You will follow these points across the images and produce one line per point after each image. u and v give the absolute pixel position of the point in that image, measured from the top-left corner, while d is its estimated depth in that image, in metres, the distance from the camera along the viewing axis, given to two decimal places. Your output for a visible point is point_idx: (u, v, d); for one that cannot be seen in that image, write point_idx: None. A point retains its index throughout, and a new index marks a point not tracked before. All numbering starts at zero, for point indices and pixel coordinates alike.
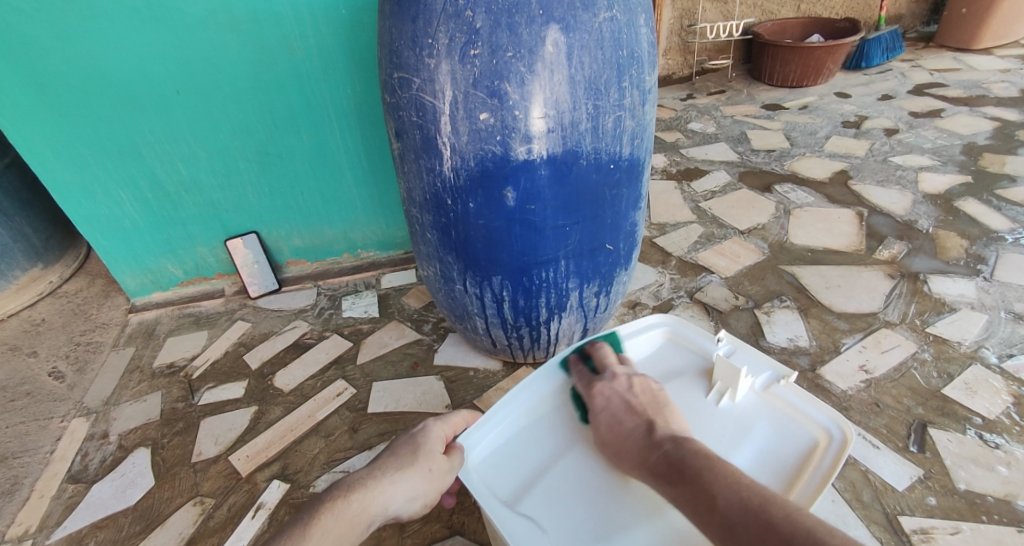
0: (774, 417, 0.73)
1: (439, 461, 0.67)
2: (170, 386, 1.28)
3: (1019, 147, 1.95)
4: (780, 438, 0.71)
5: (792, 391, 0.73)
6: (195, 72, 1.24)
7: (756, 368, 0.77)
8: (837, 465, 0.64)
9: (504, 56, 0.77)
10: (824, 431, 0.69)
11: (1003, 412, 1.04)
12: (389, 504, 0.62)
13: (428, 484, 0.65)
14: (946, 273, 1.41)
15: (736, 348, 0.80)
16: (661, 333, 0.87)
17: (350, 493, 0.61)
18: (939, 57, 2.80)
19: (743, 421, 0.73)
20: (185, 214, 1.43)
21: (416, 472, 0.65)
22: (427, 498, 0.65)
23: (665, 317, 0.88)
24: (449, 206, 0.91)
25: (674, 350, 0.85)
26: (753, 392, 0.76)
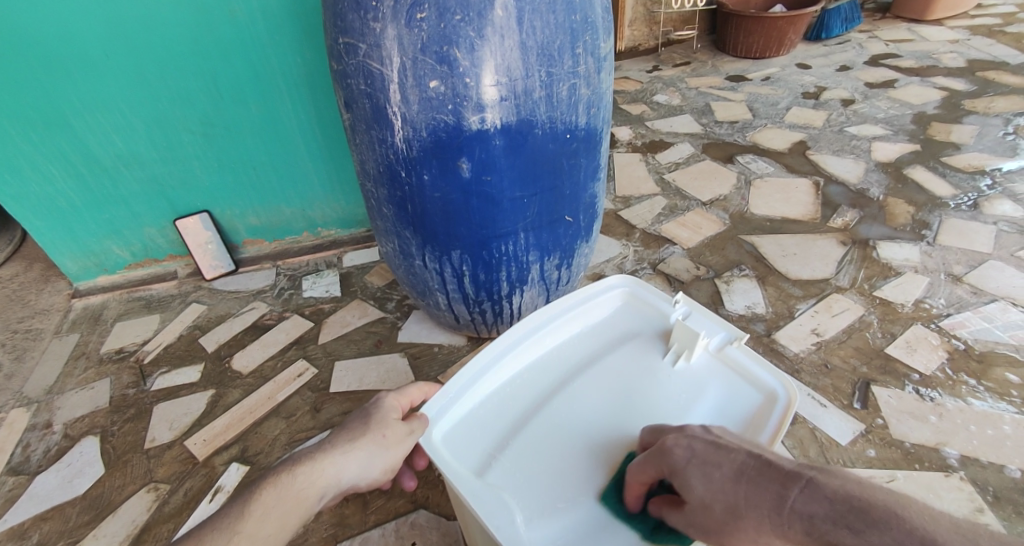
0: (727, 376, 0.74)
1: (393, 428, 0.66)
2: (120, 372, 1.23)
3: (965, 116, 2.01)
4: (732, 396, 0.73)
5: (743, 351, 0.75)
6: (127, 39, 1.16)
7: (709, 328, 0.78)
8: (785, 421, 0.67)
9: (452, 20, 0.74)
10: (772, 389, 0.71)
11: (938, 368, 1.09)
12: (342, 475, 0.62)
13: (382, 453, 0.64)
14: (894, 239, 1.46)
15: (692, 310, 0.80)
16: (619, 294, 0.87)
17: (295, 467, 0.60)
18: (895, 28, 2.85)
19: (697, 382, 0.75)
20: (127, 191, 1.36)
21: (369, 441, 0.64)
22: (384, 465, 0.65)
23: (624, 278, 0.88)
24: (404, 179, 0.88)
25: (632, 310, 0.86)
26: (707, 353, 0.77)
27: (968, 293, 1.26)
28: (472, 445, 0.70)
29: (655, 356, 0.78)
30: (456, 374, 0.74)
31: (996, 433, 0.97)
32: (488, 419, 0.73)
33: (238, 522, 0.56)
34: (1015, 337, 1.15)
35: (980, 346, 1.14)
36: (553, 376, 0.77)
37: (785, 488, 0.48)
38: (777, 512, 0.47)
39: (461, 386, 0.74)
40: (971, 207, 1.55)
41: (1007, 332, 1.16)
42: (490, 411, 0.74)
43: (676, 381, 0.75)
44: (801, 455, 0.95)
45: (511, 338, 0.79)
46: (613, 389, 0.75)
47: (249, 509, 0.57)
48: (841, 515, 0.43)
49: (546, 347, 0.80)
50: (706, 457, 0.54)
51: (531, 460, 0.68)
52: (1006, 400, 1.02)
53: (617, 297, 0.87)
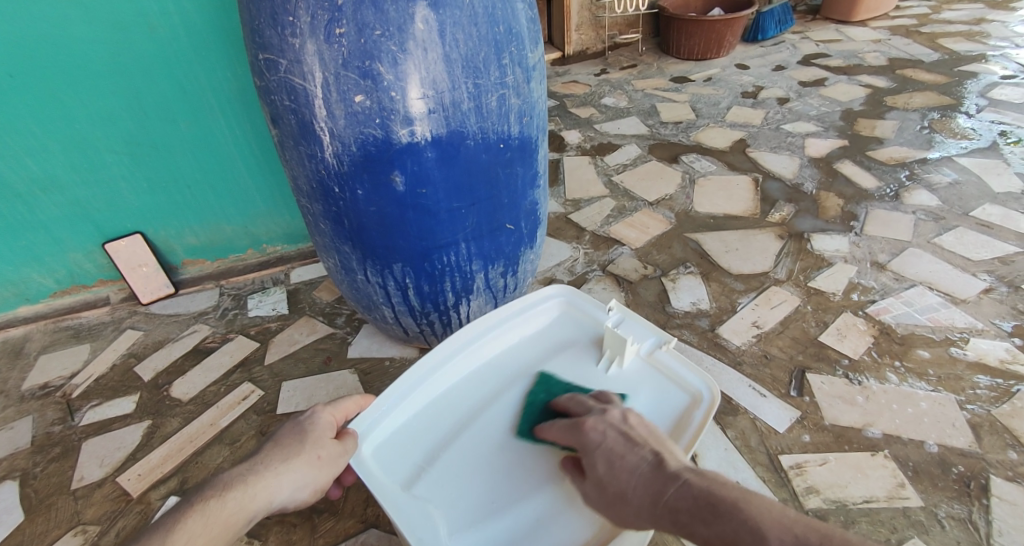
0: (657, 381, 0.78)
1: (329, 448, 0.67)
2: (45, 409, 1.17)
3: (886, 112, 2.13)
4: (659, 401, 0.76)
5: (671, 356, 0.80)
6: (36, 57, 1.11)
7: (641, 335, 0.83)
8: (706, 421, 0.70)
9: (372, 35, 0.74)
10: (698, 391, 0.75)
11: (866, 352, 1.15)
12: (274, 497, 0.61)
13: (316, 473, 0.65)
14: (826, 231, 1.53)
15: (625, 317, 0.86)
16: (558, 303, 0.91)
17: (226, 492, 0.59)
18: (824, 29, 3.00)
19: (630, 384, 0.79)
20: (46, 216, 1.29)
21: (304, 460, 0.64)
22: (315, 486, 0.65)
23: (560, 289, 0.92)
24: (338, 194, 0.87)
25: (570, 317, 0.90)
26: (638, 358, 0.81)
27: (891, 279, 1.34)
28: (405, 458, 0.73)
29: (589, 363, 0.82)
30: (389, 388, 0.77)
31: (916, 411, 1.03)
32: (421, 431, 0.76)
33: None
34: (933, 318, 1.22)
35: (903, 329, 1.20)
36: (488, 387, 0.80)
37: (665, 485, 0.55)
38: (653, 504, 0.55)
39: (394, 399, 0.77)
40: (893, 197, 1.65)
41: (926, 315, 1.23)
42: (423, 423, 0.76)
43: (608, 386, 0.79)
44: (742, 446, 0.98)
45: (446, 350, 0.82)
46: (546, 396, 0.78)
47: (173, 537, 0.55)
48: (699, 509, 0.51)
49: (483, 358, 0.84)
50: (616, 446, 0.61)
51: (461, 470, 0.71)
52: (925, 379, 1.09)
53: (557, 306, 0.91)
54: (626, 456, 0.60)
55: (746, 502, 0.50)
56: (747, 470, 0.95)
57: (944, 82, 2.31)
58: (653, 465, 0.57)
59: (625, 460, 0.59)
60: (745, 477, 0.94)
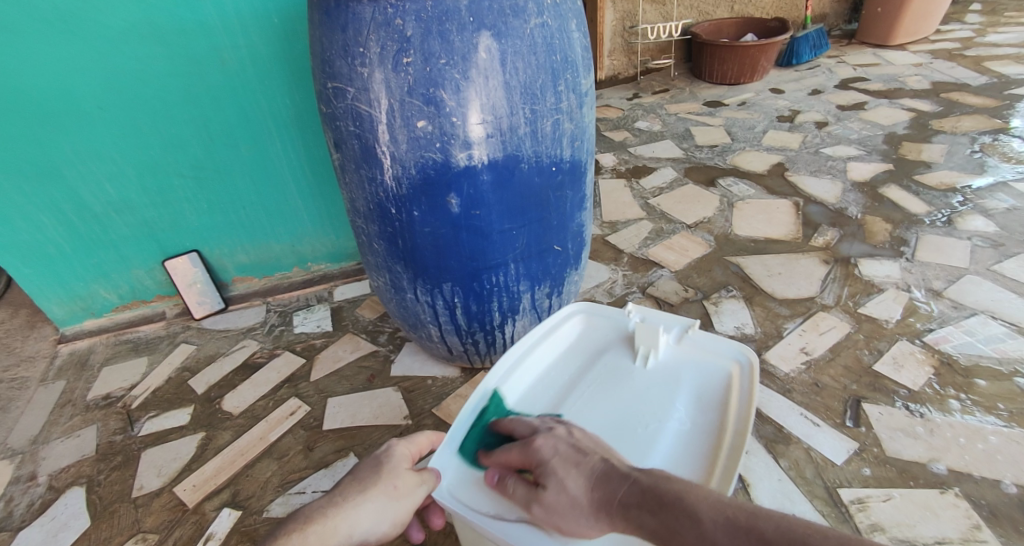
0: (693, 361, 0.85)
1: (403, 479, 0.69)
2: (107, 418, 1.21)
3: (933, 135, 2.08)
4: (704, 377, 0.82)
5: (698, 336, 0.86)
6: (119, 88, 1.19)
7: (666, 325, 0.89)
8: (754, 385, 0.77)
9: (437, 64, 0.77)
10: (734, 360, 0.83)
11: (926, 383, 1.11)
12: (355, 529, 0.64)
13: (391, 505, 0.66)
14: (874, 256, 1.50)
15: (646, 314, 0.91)
16: (577, 319, 0.95)
17: (308, 525, 0.61)
18: (861, 53, 2.97)
19: (671, 371, 0.84)
20: (117, 236, 1.36)
21: (380, 492, 0.66)
22: (395, 517, 0.67)
23: (576, 305, 0.97)
24: (394, 215, 0.90)
25: (591, 330, 0.94)
26: (670, 347, 0.87)
27: (948, 307, 1.29)
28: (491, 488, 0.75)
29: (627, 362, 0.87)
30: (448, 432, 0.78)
31: (986, 447, 0.98)
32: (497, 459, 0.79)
33: None
34: (997, 350, 1.17)
35: (965, 360, 1.16)
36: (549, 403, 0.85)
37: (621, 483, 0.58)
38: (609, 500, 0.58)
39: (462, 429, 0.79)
40: (945, 223, 1.60)
41: (989, 346, 1.18)
42: None
43: (652, 376, 0.84)
44: (797, 477, 0.96)
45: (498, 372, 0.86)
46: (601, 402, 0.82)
47: None
48: (645, 500, 0.55)
49: (524, 385, 0.87)
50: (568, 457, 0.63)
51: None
52: (994, 414, 1.04)
53: (576, 321, 0.95)
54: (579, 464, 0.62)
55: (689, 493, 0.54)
56: (805, 502, 0.92)
57: (992, 106, 2.25)
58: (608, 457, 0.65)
59: (579, 469, 0.62)
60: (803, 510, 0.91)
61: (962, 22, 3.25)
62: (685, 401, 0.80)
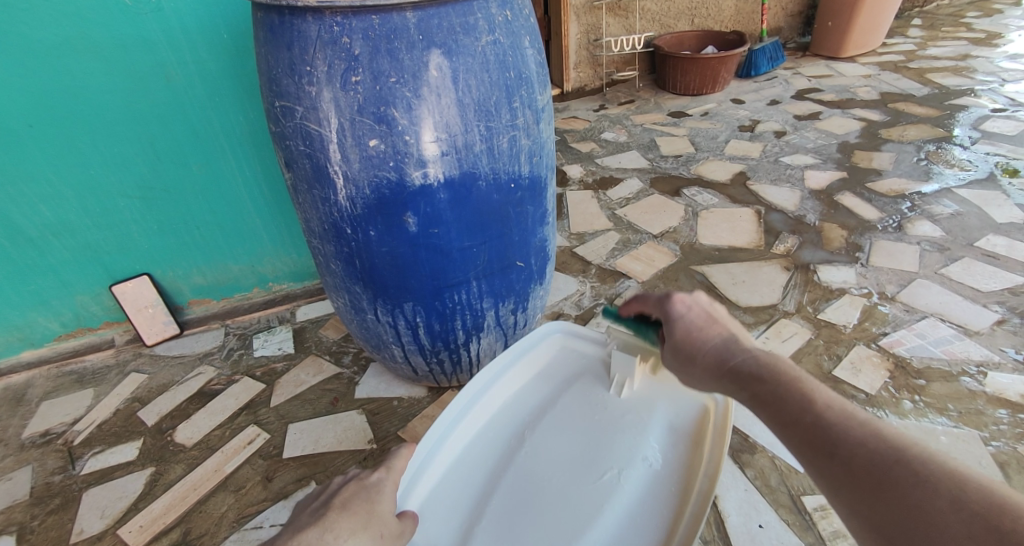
0: (669, 394, 0.86)
1: (388, 525, 0.67)
2: (45, 457, 1.15)
3: (882, 144, 2.16)
4: (676, 410, 0.84)
5: None
6: (54, 105, 1.14)
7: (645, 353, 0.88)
8: (727, 421, 0.79)
9: (387, 82, 0.75)
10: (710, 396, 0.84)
11: (883, 387, 1.13)
12: None
13: None
14: (832, 262, 1.53)
15: None
16: (555, 339, 0.96)
17: None
18: (815, 65, 3.07)
19: (644, 402, 0.85)
20: (56, 260, 1.29)
21: (366, 536, 0.65)
22: None
23: (557, 324, 0.97)
24: (350, 235, 0.87)
25: (569, 353, 0.95)
26: (647, 377, 0.88)
27: (901, 311, 1.33)
28: (449, 519, 0.75)
29: (602, 390, 0.88)
30: (415, 450, 0.78)
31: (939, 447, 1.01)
32: (458, 486, 0.78)
33: None
34: (947, 351, 1.21)
35: (918, 362, 1.19)
36: (515, 425, 0.85)
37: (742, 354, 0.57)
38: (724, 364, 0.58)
39: (426, 457, 0.79)
40: (896, 228, 1.65)
41: (940, 348, 1.22)
42: (460, 478, 0.79)
43: (623, 406, 0.85)
44: (763, 486, 0.96)
45: (467, 398, 0.85)
46: (569, 430, 0.83)
47: None
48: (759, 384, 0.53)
49: (496, 405, 0.87)
50: (700, 322, 0.63)
51: (506, 518, 0.74)
52: (945, 415, 1.07)
53: (553, 342, 0.96)
54: (702, 333, 0.62)
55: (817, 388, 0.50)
56: (770, 511, 0.92)
57: (936, 115, 2.35)
58: (722, 344, 0.60)
59: (703, 334, 0.62)
60: (769, 520, 0.91)
61: (906, 36, 3.40)
62: (656, 432, 0.81)
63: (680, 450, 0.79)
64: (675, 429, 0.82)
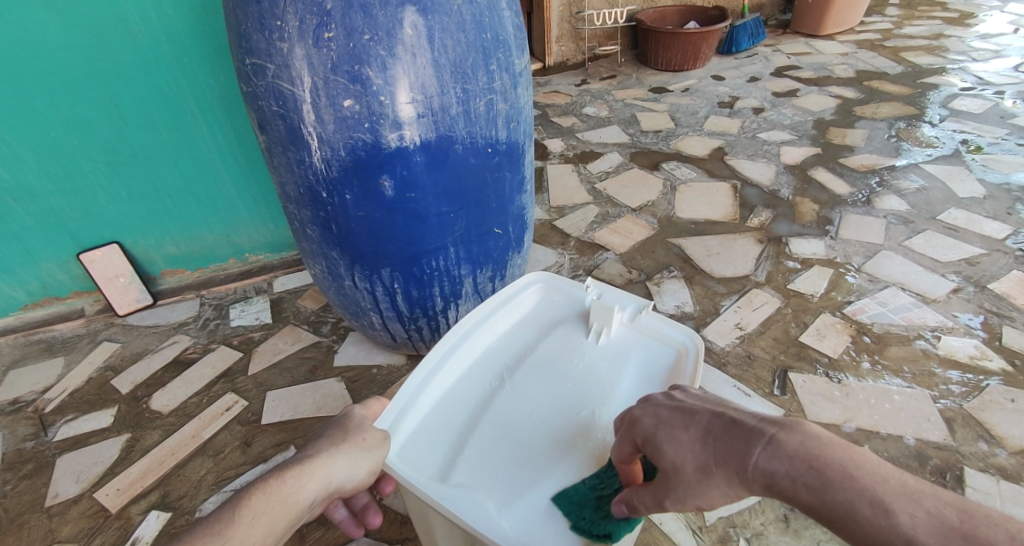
0: (644, 341, 0.83)
1: (373, 432, 0.66)
2: (16, 425, 1.13)
3: (856, 121, 2.20)
4: (651, 358, 0.81)
5: (652, 317, 0.84)
6: (10, 61, 1.09)
7: (622, 303, 0.87)
8: (699, 364, 0.76)
9: (361, 40, 0.74)
10: (682, 342, 0.81)
11: (845, 351, 1.18)
12: (331, 478, 0.61)
13: (366, 456, 0.64)
14: (803, 235, 1.57)
15: (603, 291, 0.90)
16: (537, 290, 0.94)
17: (284, 472, 0.59)
18: (794, 42, 3.09)
19: (621, 349, 0.83)
20: (19, 227, 1.26)
21: (351, 445, 0.64)
22: (372, 466, 0.65)
23: (538, 276, 0.95)
24: (326, 199, 0.87)
25: (549, 303, 0.92)
26: (623, 326, 0.86)
27: (866, 280, 1.38)
28: (430, 453, 0.72)
29: (580, 336, 0.86)
30: (399, 388, 0.76)
31: (892, 405, 1.06)
32: (439, 424, 0.75)
33: (228, 530, 0.53)
34: (907, 317, 1.26)
35: (879, 327, 1.24)
36: (498, 367, 0.82)
37: (749, 444, 0.45)
38: (741, 472, 0.45)
39: (408, 397, 0.76)
40: (865, 202, 1.70)
41: (899, 314, 1.27)
42: (442, 416, 0.76)
43: (601, 352, 0.83)
44: None
45: (451, 341, 0.83)
46: (552, 370, 0.80)
47: (240, 513, 0.54)
48: (800, 475, 0.42)
49: (477, 350, 0.84)
50: (675, 420, 0.51)
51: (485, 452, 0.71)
52: (900, 376, 1.12)
53: (535, 293, 0.93)
54: (691, 433, 0.49)
55: (858, 468, 0.41)
56: None
57: (909, 93, 2.39)
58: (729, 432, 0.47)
59: (689, 432, 0.50)
60: None
61: (883, 14, 3.43)
62: (634, 374, 0.79)
63: (653, 393, 0.77)
64: (652, 372, 0.79)
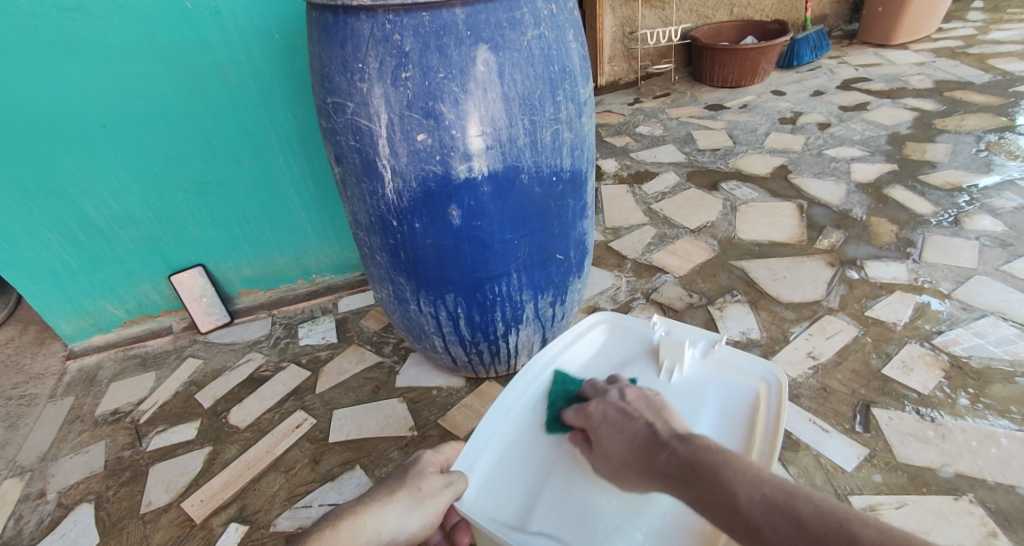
0: (719, 378, 0.81)
1: (428, 481, 0.67)
2: (115, 434, 1.22)
3: (937, 135, 2.08)
4: (729, 396, 0.79)
5: (725, 353, 0.82)
6: (122, 104, 1.20)
7: (692, 339, 0.85)
8: (782, 407, 0.74)
9: (436, 78, 0.77)
10: (762, 379, 0.79)
11: (936, 387, 1.10)
12: (381, 528, 0.62)
13: (417, 507, 0.65)
14: (880, 257, 1.49)
15: (671, 327, 0.88)
16: (602, 328, 0.93)
17: (338, 522, 0.61)
18: (862, 53, 2.96)
19: (696, 386, 0.81)
20: (122, 250, 1.37)
21: (405, 493, 0.65)
22: (423, 519, 0.65)
23: (603, 314, 0.94)
24: (396, 227, 0.90)
25: (616, 341, 0.92)
26: (696, 361, 0.84)
27: (957, 309, 1.28)
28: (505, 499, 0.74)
29: (653, 373, 0.84)
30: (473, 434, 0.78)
31: (999, 451, 0.97)
32: (512, 470, 0.77)
33: None
34: (1009, 352, 1.16)
35: (976, 362, 1.15)
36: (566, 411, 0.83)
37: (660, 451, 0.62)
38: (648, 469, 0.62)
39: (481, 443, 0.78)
40: (951, 223, 1.59)
41: (1000, 348, 1.17)
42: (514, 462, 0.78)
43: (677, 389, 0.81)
44: (808, 484, 0.95)
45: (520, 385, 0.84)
46: None
47: None
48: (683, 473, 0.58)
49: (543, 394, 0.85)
50: (616, 421, 0.70)
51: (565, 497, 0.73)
52: (1007, 417, 1.03)
53: (600, 332, 0.93)
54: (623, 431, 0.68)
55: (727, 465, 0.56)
56: None
57: (996, 104, 2.24)
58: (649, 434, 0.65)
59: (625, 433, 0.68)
60: None
61: (962, 21, 3.24)
62: (711, 413, 0.78)
63: (734, 434, 0.75)
64: (731, 412, 0.77)
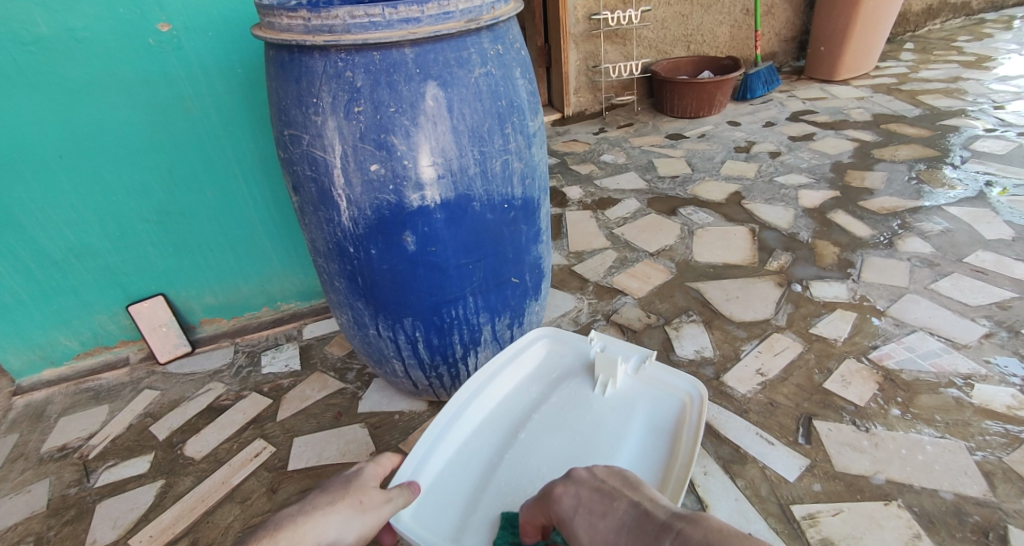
0: (648, 392, 0.86)
1: (370, 494, 0.68)
2: (61, 471, 1.19)
3: (875, 163, 2.22)
4: (656, 408, 0.84)
5: (655, 368, 0.87)
6: (81, 136, 1.21)
7: (625, 354, 0.90)
8: (702, 417, 0.78)
9: (387, 112, 0.81)
10: (686, 393, 0.84)
11: (872, 399, 1.16)
12: (321, 537, 0.63)
13: (358, 517, 0.66)
14: (823, 278, 1.57)
15: (607, 343, 0.93)
16: (542, 343, 0.96)
17: (277, 531, 0.60)
18: (809, 88, 3.15)
19: (627, 400, 0.85)
20: (78, 281, 1.35)
21: (348, 504, 0.66)
22: (361, 530, 0.65)
23: (543, 329, 0.97)
24: (352, 253, 0.93)
25: (556, 356, 0.95)
26: (628, 376, 0.88)
27: (891, 325, 1.36)
28: (445, 511, 0.75)
29: (588, 388, 0.88)
30: (415, 448, 0.79)
31: (926, 457, 1.03)
32: (453, 483, 0.78)
33: None
34: (936, 364, 1.24)
35: (908, 375, 1.22)
36: (508, 423, 0.85)
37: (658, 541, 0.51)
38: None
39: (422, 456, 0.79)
40: (887, 245, 1.70)
41: (928, 360, 1.25)
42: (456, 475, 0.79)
43: (609, 403, 0.85)
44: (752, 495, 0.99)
45: (463, 399, 0.86)
46: (558, 426, 0.83)
47: None
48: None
49: (487, 408, 0.87)
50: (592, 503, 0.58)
51: (501, 508, 0.74)
52: (932, 426, 1.09)
53: (542, 347, 0.96)
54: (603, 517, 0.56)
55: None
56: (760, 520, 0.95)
57: (927, 136, 2.41)
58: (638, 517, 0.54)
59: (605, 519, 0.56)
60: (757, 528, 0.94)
61: (899, 59, 3.48)
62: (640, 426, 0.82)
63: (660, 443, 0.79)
64: (658, 424, 0.82)
